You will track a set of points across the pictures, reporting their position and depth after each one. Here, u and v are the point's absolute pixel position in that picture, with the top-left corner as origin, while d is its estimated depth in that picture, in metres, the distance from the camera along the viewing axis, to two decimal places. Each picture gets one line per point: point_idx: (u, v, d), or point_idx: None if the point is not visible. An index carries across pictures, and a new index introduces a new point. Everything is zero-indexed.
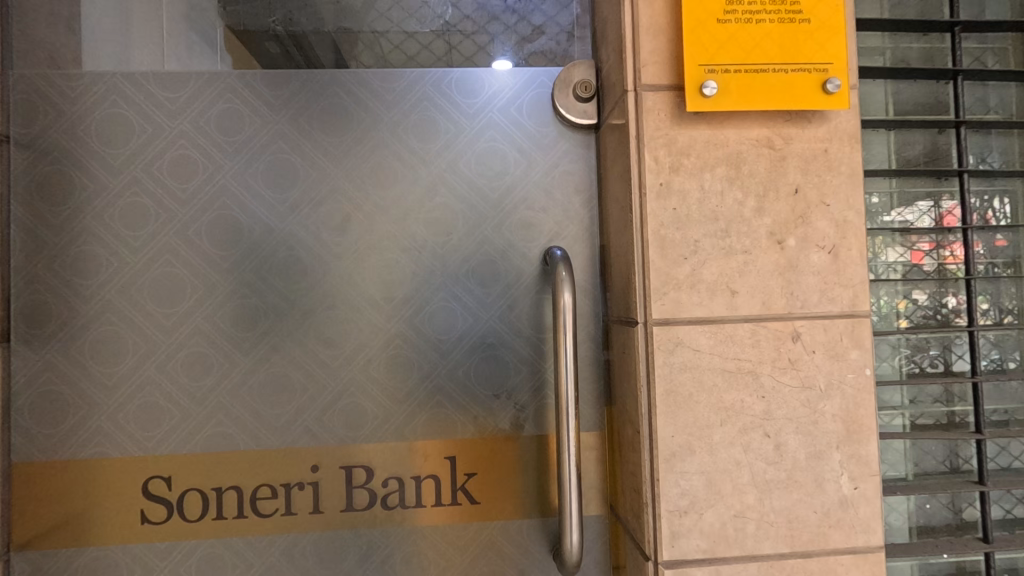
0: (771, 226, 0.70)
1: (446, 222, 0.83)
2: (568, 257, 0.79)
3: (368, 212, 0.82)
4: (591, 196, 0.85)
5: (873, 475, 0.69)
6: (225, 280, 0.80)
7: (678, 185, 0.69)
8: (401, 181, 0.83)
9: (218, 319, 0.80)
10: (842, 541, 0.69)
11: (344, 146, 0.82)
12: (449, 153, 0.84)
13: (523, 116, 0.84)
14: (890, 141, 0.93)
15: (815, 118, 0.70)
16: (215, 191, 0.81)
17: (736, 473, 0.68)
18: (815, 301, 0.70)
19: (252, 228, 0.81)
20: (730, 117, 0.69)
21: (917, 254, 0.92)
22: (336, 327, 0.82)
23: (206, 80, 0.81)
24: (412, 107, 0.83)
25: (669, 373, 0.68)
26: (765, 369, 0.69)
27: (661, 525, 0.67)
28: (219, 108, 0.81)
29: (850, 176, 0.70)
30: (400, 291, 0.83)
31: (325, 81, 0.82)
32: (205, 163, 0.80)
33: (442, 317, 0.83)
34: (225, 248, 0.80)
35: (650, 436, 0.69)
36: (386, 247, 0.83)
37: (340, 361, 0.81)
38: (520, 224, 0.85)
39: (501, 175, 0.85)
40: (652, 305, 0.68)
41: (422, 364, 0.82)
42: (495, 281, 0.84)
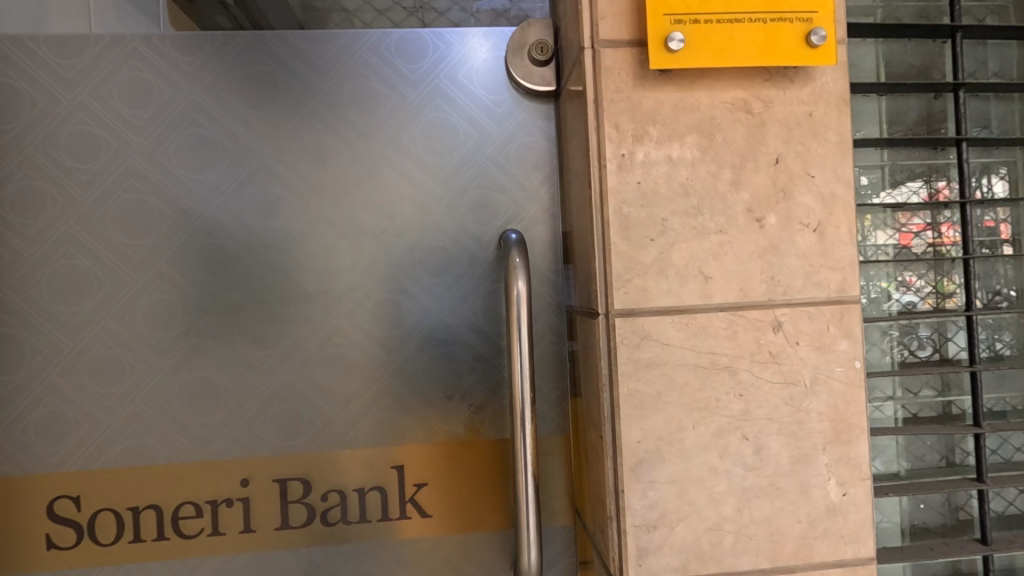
0: (748, 202, 0.61)
1: (388, 204, 0.74)
2: (524, 241, 0.70)
3: (298, 194, 0.73)
4: (552, 172, 0.77)
5: (864, 479, 0.62)
6: (135, 272, 0.71)
7: (643, 156, 0.61)
8: (334, 158, 0.73)
9: (129, 318, 0.71)
10: (830, 554, 0.62)
11: (267, 118, 0.73)
12: (391, 125, 0.74)
13: (474, 82, 0.75)
14: (881, 108, 0.85)
15: (798, 78, 0.62)
16: (122, 172, 0.71)
17: (711, 481, 0.60)
18: (799, 286, 0.62)
19: (164, 216, 0.71)
20: (701, 78, 0.61)
21: (906, 236, 0.85)
22: (266, 324, 0.72)
23: (108, 45, 0.71)
24: (348, 74, 0.74)
25: (635, 371, 0.60)
26: (743, 364, 0.61)
27: (627, 541, 0.60)
28: (124, 77, 0.71)
29: (838, 144, 0.62)
30: (334, 285, 0.73)
31: (247, 45, 0.73)
32: (109, 140, 0.71)
33: (384, 313, 0.74)
34: (135, 236, 0.71)
35: (614, 441, 0.61)
36: (318, 234, 0.73)
37: (271, 362, 0.72)
38: (472, 205, 0.75)
39: (449, 150, 0.75)
40: (615, 293, 0.60)
41: (365, 364, 0.74)
42: (445, 269, 0.75)
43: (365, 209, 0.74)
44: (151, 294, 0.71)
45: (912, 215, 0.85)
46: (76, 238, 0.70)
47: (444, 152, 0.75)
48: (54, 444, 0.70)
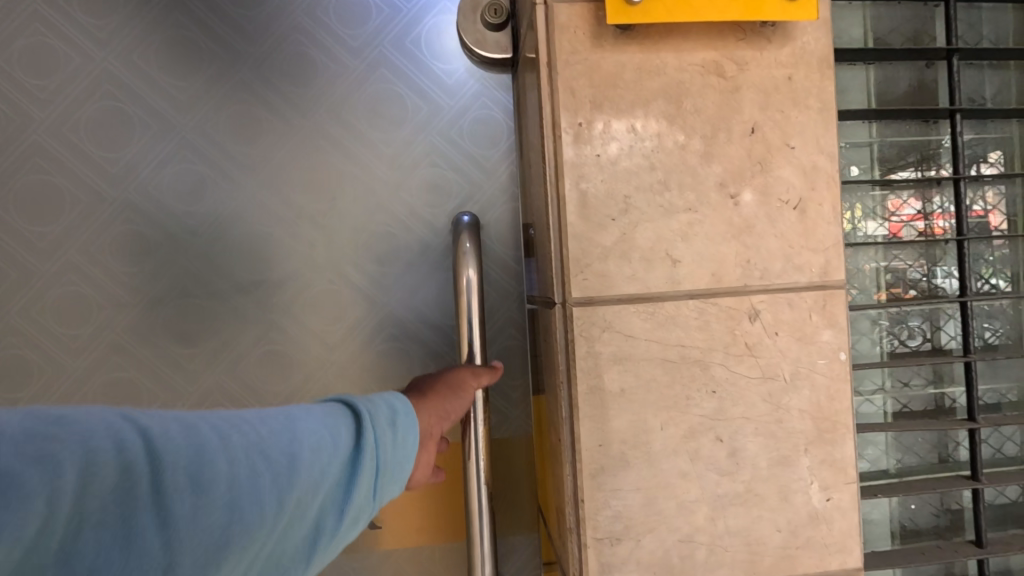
0: (721, 176, 0.55)
1: (327, 186, 0.67)
2: (478, 224, 0.63)
3: (226, 176, 0.66)
4: (510, 149, 0.70)
5: (850, 482, 0.56)
6: (40, 264, 0.64)
7: (603, 125, 0.54)
8: (267, 136, 0.66)
9: (35, 315, 0.64)
10: (813, 565, 0.56)
11: (190, 92, 0.66)
12: (329, 96, 0.67)
13: (421, 50, 0.68)
14: (871, 78, 0.79)
15: (776, 37, 0.55)
16: (25, 152, 0.64)
17: (681, 488, 0.54)
18: (778, 270, 0.55)
19: (77, 204, 0.64)
20: (668, 37, 0.54)
21: (897, 227, 0.79)
22: (191, 320, 0.65)
23: (3, 10, 0.64)
24: (280, 39, 0.67)
25: (595, 367, 0.54)
26: (716, 358, 0.55)
27: (587, 556, 0.53)
28: (22, 46, 0.64)
29: (820, 111, 0.56)
30: (268, 278, 0.66)
31: (166, 8, 0.66)
32: (9, 116, 0.64)
33: (324, 309, 0.67)
34: (41, 223, 0.64)
35: (572, 446, 0.54)
36: (249, 220, 0.66)
37: (197, 362, 0.66)
38: (422, 187, 0.68)
39: (396, 127, 0.68)
40: (572, 280, 0.53)
41: (305, 363, 0.67)
42: (391, 257, 0.68)
43: (301, 193, 0.67)
44: (61, 291, 0.64)
45: (901, 202, 0.79)
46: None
47: (389, 128, 0.68)
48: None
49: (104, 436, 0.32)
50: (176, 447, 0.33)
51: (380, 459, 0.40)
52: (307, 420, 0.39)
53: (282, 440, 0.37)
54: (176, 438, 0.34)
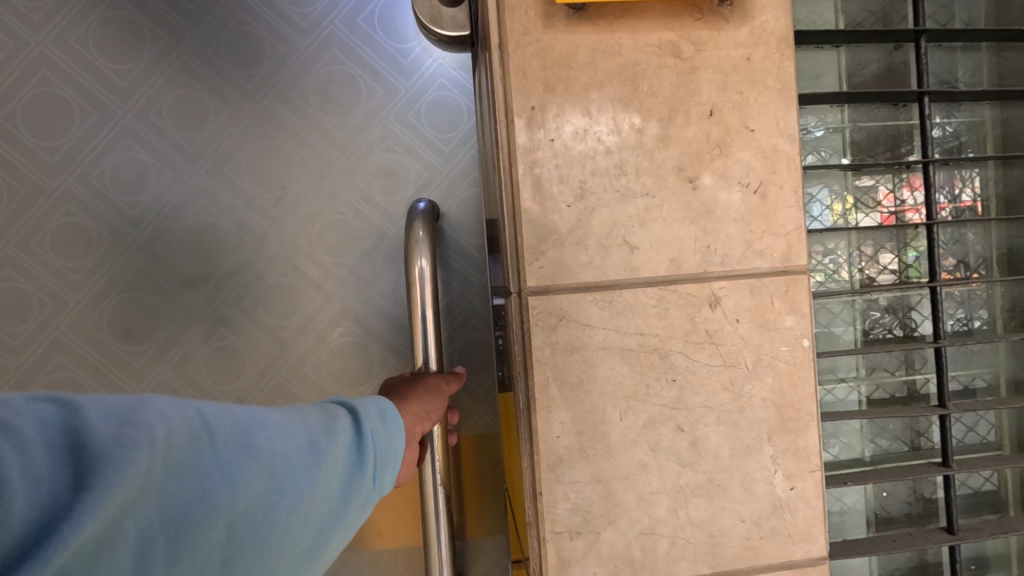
0: (679, 160, 0.53)
1: (302, 174, 0.83)
2: (432, 212, 0.71)
3: (220, 170, 0.83)
4: (439, 126, 0.85)
5: (814, 471, 0.55)
6: (56, 253, 0.81)
7: (557, 109, 0.52)
8: (250, 136, 0.83)
9: (57, 295, 0.81)
10: (777, 555, 0.55)
11: (189, 105, 0.83)
12: (281, 80, 0.83)
13: (376, 61, 0.84)
14: (841, 62, 0.78)
15: (735, 17, 0.54)
16: (39, 156, 0.81)
17: (641, 479, 0.53)
18: (739, 256, 0.54)
19: (100, 201, 0.82)
20: (623, 17, 0.52)
21: (887, 217, 0.79)
22: (181, 288, 0.83)
23: (14, 53, 0.81)
24: (238, 31, 0.83)
25: (552, 357, 0.52)
26: (676, 346, 0.53)
27: (546, 551, 0.52)
28: (32, 82, 0.81)
29: (781, 92, 0.54)
30: (254, 256, 0.83)
31: (143, 19, 0.82)
32: (25, 132, 0.81)
33: (301, 280, 0.84)
34: (54, 218, 0.81)
35: (530, 439, 0.53)
36: (238, 208, 0.83)
37: (189, 323, 0.83)
38: (379, 173, 0.84)
39: (358, 123, 0.84)
40: (526, 268, 0.52)
41: (279, 328, 0.84)
42: (347, 238, 0.84)
43: (279, 185, 0.83)
44: (90, 272, 0.82)
45: (885, 192, 0.78)
46: (25, 226, 0.81)
47: (353, 124, 0.84)
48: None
49: (174, 417, 0.32)
50: (229, 428, 0.34)
51: (382, 453, 0.42)
52: (316, 412, 0.40)
53: (311, 424, 0.39)
54: (229, 419, 0.35)
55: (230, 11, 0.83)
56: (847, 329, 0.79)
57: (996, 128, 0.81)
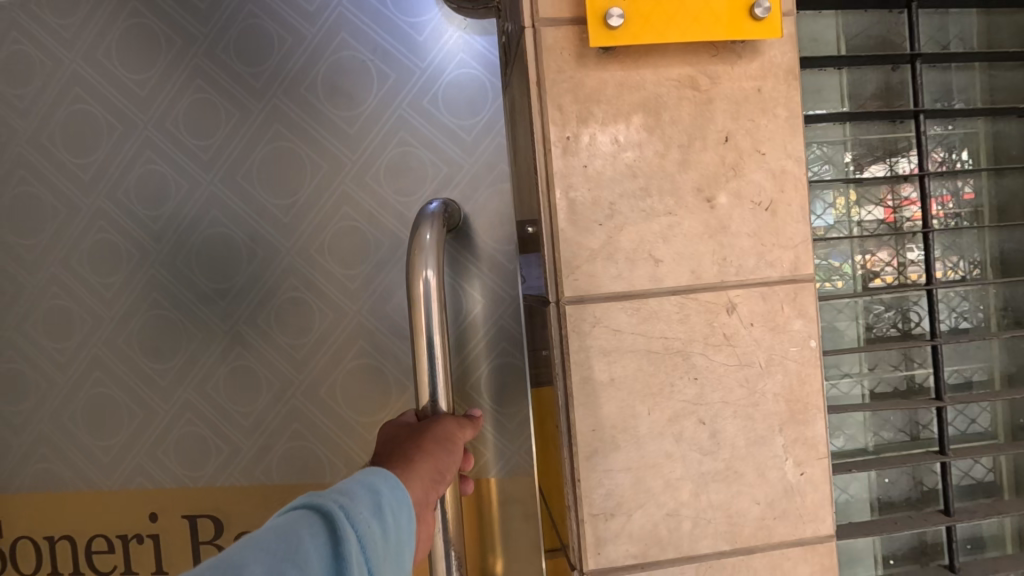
0: (697, 181, 0.60)
1: (312, 172, 0.92)
2: (443, 213, 0.77)
3: (235, 175, 0.94)
4: (447, 115, 0.90)
5: (821, 458, 0.62)
6: (101, 258, 0.97)
7: (588, 139, 0.59)
8: (258, 142, 0.93)
9: (104, 295, 0.98)
10: (788, 533, 0.61)
11: (208, 115, 0.94)
12: (288, 77, 0.92)
13: (387, 40, 0.90)
14: (843, 81, 0.84)
15: (746, 53, 0.60)
16: (84, 167, 0.97)
17: (667, 467, 0.60)
18: (752, 266, 0.61)
19: (129, 220, 0.96)
20: (646, 56, 0.59)
21: (892, 215, 0.85)
22: (206, 293, 0.95)
23: (62, 85, 0.96)
24: (252, 33, 0.92)
25: (587, 359, 0.59)
26: (697, 347, 0.60)
27: (584, 530, 0.59)
28: (75, 108, 0.96)
29: (788, 119, 0.61)
30: (264, 265, 0.94)
31: (163, 37, 0.94)
32: (70, 150, 0.97)
33: (313, 294, 0.93)
34: (98, 226, 0.97)
35: (569, 431, 0.59)
36: (247, 216, 0.94)
37: (213, 324, 0.96)
38: (388, 170, 0.91)
39: (374, 108, 0.91)
40: (563, 281, 0.58)
41: (298, 344, 0.94)
42: (355, 247, 0.92)
43: (285, 191, 0.93)
44: (130, 277, 0.97)
45: (895, 189, 0.85)
46: (74, 240, 0.98)
47: (367, 111, 0.91)
48: (52, 428, 1.02)
49: None
50: None
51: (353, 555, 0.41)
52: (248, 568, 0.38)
53: None
54: None
55: (245, 13, 0.92)
56: (852, 317, 0.85)
57: (989, 140, 0.87)
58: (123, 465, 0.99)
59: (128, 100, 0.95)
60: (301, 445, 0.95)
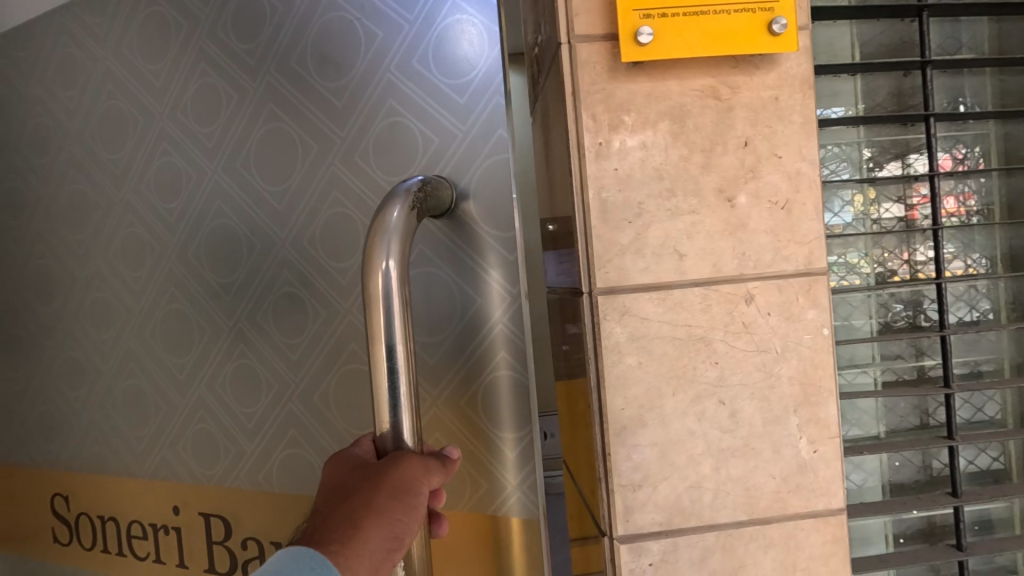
0: (718, 182, 0.65)
1: (303, 152, 0.90)
2: (413, 190, 0.72)
3: (234, 163, 0.95)
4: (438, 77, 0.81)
5: (833, 436, 0.67)
6: (122, 245, 1.06)
7: (619, 144, 0.64)
8: (252, 124, 0.94)
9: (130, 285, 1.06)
10: (802, 505, 0.67)
11: (211, 101, 0.96)
12: (279, 49, 0.90)
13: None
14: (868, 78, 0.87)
15: (764, 64, 0.65)
16: (115, 160, 1.06)
17: (690, 443, 0.65)
18: (769, 261, 0.66)
19: (151, 216, 1.03)
20: (672, 68, 0.64)
21: (912, 212, 0.89)
22: (211, 286, 0.99)
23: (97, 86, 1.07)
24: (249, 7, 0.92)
25: (617, 344, 0.65)
26: (717, 334, 0.65)
27: (614, 499, 0.65)
28: (108, 105, 1.06)
29: (803, 125, 0.66)
30: (260, 258, 0.94)
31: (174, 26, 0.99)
32: (105, 146, 1.07)
33: (306, 292, 0.91)
34: (124, 216, 1.06)
35: (600, 410, 0.66)
36: (247, 206, 0.95)
37: (217, 317, 0.99)
38: (378, 146, 0.85)
39: (362, 74, 0.85)
40: (596, 273, 0.64)
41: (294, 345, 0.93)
42: (344, 239, 0.88)
43: (284, 177, 0.92)
44: (151, 267, 1.04)
45: (918, 186, 0.89)
46: (114, 233, 1.08)
47: (354, 77, 0.85)
48: (95, 415, 1.11)
49: None
50: None
51: None
52: None
53: None
54: None
55: None
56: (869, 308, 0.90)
57: (999, 141, 0.90)
58: (147, 450, 1.07)
59: (147, 92, 1.02)
60: (296, 453, 0.94)
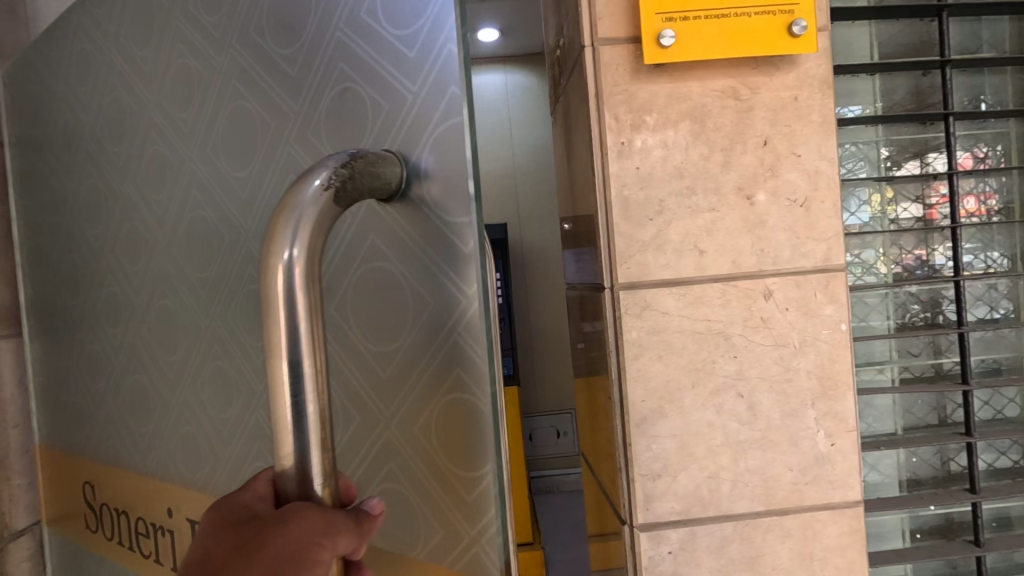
0: (738, 181, 0.67)
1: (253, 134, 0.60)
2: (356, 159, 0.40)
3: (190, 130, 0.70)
4: None
5: (850, 430, 0.68)
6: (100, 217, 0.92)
7: (640, 144, 0.66)
8: (248, 79, 0.60)
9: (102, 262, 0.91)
10: (819, 497, 0.68)
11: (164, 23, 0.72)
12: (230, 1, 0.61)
13: None
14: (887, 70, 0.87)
15: (784, 64, 0.67)
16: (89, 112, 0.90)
17: (709, 435, 0.67)
18: (787, 257, 0.68)
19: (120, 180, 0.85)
20: (693, 69, 0.66)
21: (930, 211, 0.90)
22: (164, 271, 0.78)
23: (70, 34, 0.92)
24: None
25: (638, 338, 0.67)
26: (736, 329, 0.67)
27: (635, 488, 0.67)
28: (80, 52, 0.90)
29: (822, 124, 0.67)
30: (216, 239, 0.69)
31: None
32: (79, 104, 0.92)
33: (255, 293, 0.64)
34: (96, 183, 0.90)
35: (621, 401, 0.68)
36: (208, 179, 0.68)
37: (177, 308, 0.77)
38: (334, 119, 0.50)
39: (315, 29, 0.51)
40: (618, 269, 0.67)
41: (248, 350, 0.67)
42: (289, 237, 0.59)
43: (205, 151, 0.68)
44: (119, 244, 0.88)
45: (937, 186, 0.90)
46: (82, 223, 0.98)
47: (309, 33, 0.52)
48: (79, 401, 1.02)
49: None
50: None
51: None
52: None
53: None
54: None
55: None
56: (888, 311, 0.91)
57: (1019, 140, 0.91)
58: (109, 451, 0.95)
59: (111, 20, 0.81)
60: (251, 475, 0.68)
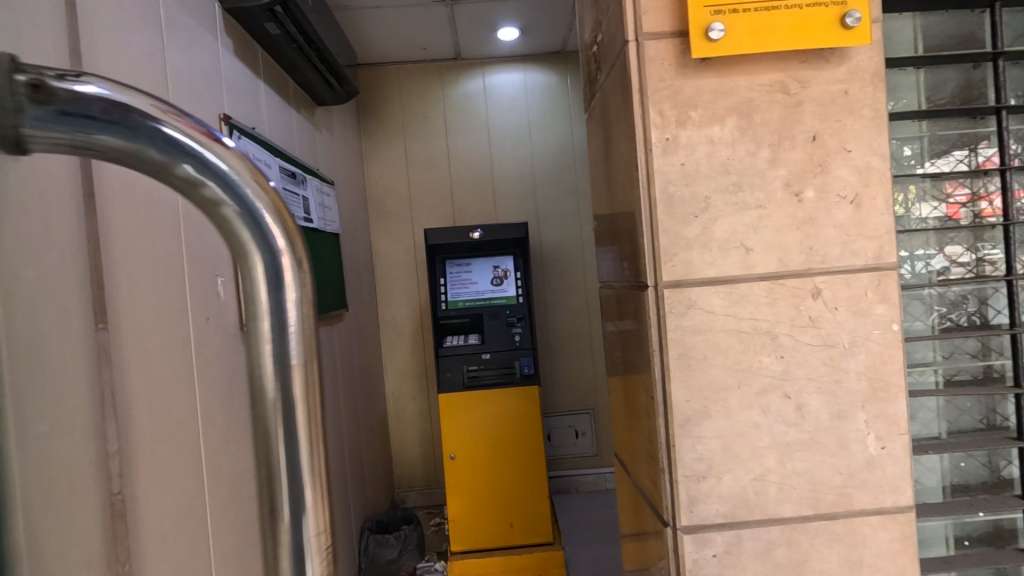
0: (786, 177, 0.66)
1: None
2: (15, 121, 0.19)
3: None
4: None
5: (902, 433, 0.67)
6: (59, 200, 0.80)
7: (686, 139, 0.65)
8: None
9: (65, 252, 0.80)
10: (870, 501, 0.66)
11: None
12: None
13: None
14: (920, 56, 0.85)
15: (834, 58, 0.65)
16: None
17: (755, 436, 0.66)
18: (837, 255, 0.66)
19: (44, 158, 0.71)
20: (740, 63, 0.65)
21: (980, 210, 0.87)
22: None
23: None
24: None
25: (682, 337, 0.66)
26: (783, 329, 0.66)
27: (679, 490, 0.66)
28: None
29: (873, 119, 0.66)
30: None
31: None
32: None
33: None
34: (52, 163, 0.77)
35: (665, 402, 0.67)
36: None
37: None
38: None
39: None
40: (662, 267, 0.65)
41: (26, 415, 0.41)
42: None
43: None
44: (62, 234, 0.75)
45: (958, 185, 0.87)
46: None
47: None
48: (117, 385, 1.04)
49: None
50: None
51: None
52: None
53: None
54: None
55: None
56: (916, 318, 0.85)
57: None
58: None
59: None
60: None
